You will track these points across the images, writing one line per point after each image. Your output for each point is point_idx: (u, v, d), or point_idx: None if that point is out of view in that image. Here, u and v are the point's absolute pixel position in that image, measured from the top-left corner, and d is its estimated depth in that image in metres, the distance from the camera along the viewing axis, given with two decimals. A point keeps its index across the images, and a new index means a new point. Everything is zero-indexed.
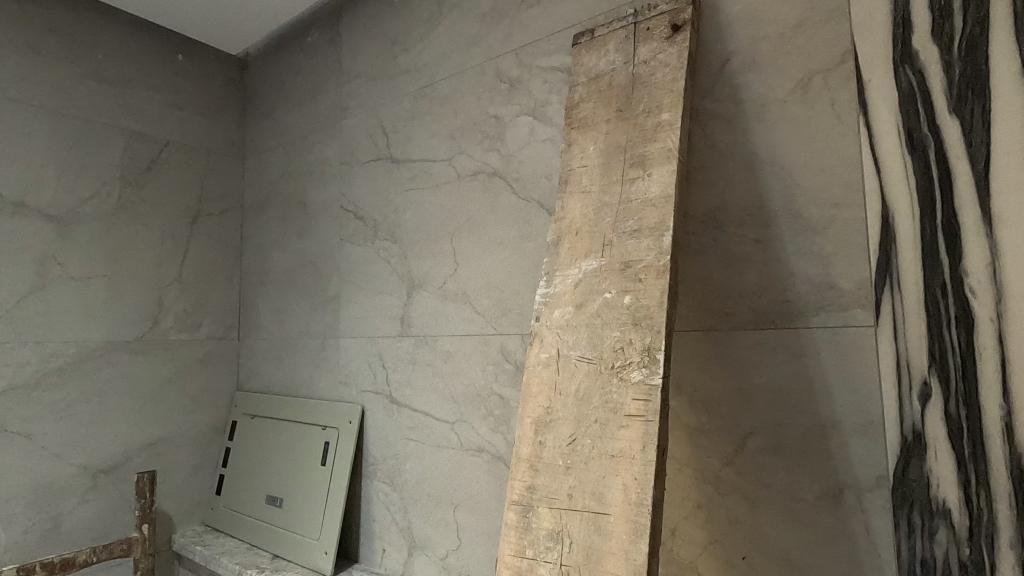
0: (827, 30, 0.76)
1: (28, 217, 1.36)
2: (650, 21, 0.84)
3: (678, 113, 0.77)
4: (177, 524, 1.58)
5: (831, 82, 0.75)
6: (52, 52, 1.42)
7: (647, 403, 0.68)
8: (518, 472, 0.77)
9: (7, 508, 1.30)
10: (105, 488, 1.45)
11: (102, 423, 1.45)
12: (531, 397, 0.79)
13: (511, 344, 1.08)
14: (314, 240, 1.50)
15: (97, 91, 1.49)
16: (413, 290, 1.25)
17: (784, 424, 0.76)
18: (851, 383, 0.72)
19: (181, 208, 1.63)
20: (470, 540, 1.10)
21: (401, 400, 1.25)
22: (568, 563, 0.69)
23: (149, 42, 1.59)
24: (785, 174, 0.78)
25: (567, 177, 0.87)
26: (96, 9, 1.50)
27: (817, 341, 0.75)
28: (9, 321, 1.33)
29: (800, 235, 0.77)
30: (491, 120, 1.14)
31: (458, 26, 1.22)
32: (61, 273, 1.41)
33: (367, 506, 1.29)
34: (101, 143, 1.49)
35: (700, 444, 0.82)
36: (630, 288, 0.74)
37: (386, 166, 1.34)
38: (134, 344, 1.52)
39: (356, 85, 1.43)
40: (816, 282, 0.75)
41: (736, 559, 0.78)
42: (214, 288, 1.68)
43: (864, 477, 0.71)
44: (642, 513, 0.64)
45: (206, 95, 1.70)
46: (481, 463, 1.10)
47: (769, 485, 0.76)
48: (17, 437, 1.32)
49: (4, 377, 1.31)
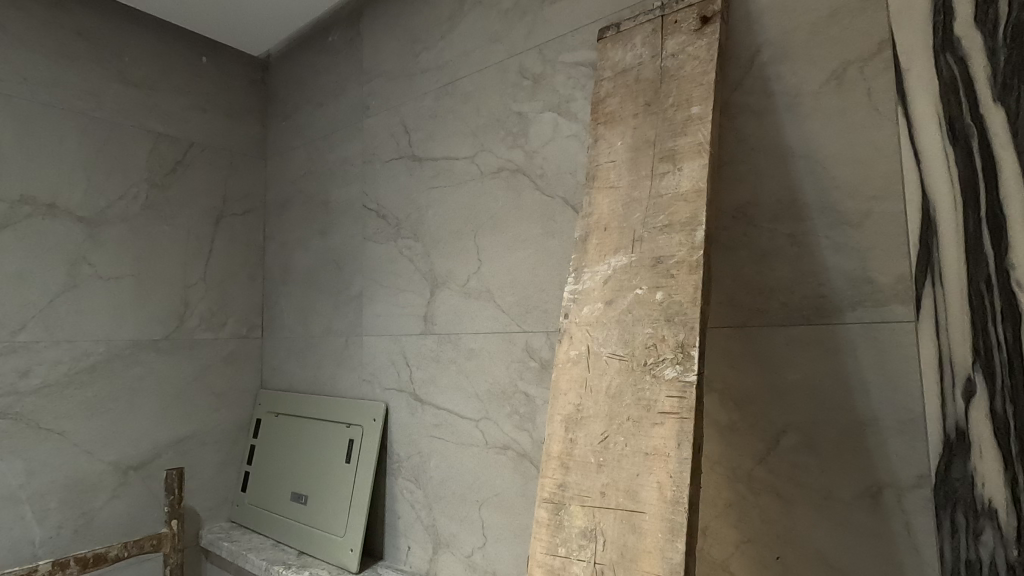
0: (863, 19, 0.74)
1: (59, 218, 1.39)
2: (678, 14, 0.83)
3: (709, 106, 0.76)
4: (204, 520, 1.60)
5: (867, 72, 0.74)
6: (80, 55, 1.44)
7: (681, 401, 0.67)
8: (548, 469, 0.77)
9: (41, 504, 1.33)
10: (134, 484, 1.47)
11: (131, 420, 1.48)
12: (561, 394, 0.79)
13: (537, 342, 1.07)
14: (337, 239, 1.51)
15: (124, 93, 1.51)
16: (436, 288, 1.26)
17: (820, 422, 0.75)
18: (889, 380, 0.71)
19: (206, 209, 1.65)
20: (496, 538, 1.09)
21: (425, 398, 1.26)
22: (602, 562, 0.68)
23: (173, 44, 1.61)
24: (819, 167, 0.77)
25: (594, 172, 0.86)
26: (122, 12, 1.52)
27: (854, 337, 0.73)
28: (42, 320, 1.35)
29: (834, 228, 0.75)
30: (515, 117, 1.14)
31: (480, 23, 1.21)
32: (92, 273, 1.43)
33: (391, 504, 1.30)
34: (128, 145, 1.51)
35: (732, 442, 0.81)
36: (662, 283, 0.73)
37: (408, 164, 1.34)
38: (161, 343, 1.54)
39: (378, 84, 1.44)
40: (852, 277, 0.74)
41: (770, 559, 0.77)
42: (238, 288, 1.70)
43: (904, 476, 0.69)
44: (679, 511, 0.63)
45: (229, 96, 1.72)
46: (506, 460, 1.10)
47: (803, 485, 0.75)
48: (50, 434, 1.35)
49: (38, 376, 1.34)
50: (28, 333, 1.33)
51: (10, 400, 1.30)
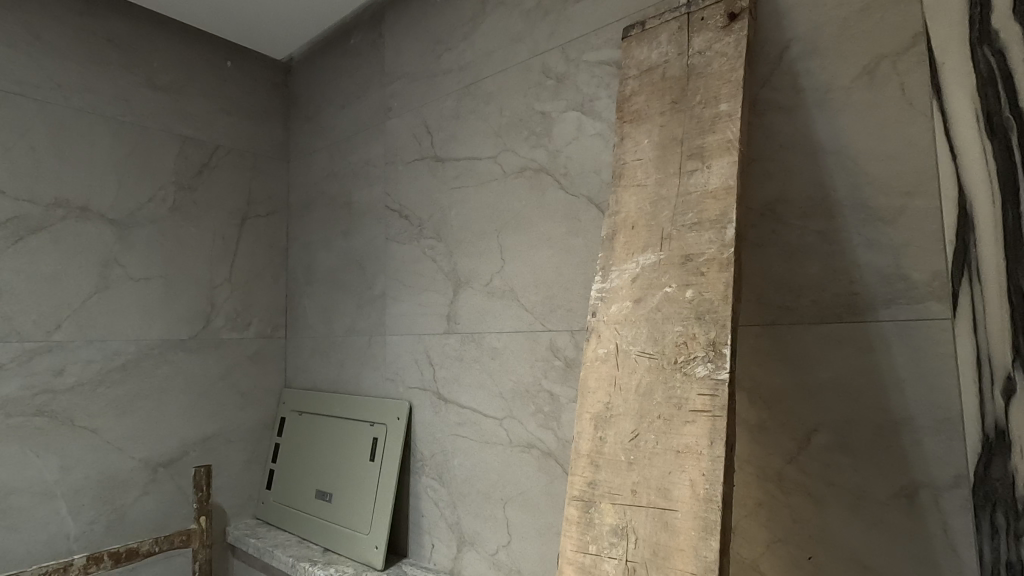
0: (895, 13, 0.73)
1: (91, 220, 1.42)
2: (704, 11, 0.83)
3: (738, 104, 0.75)
4: (231, 517, 1.63)
5: (900, 66, 0.73)
6: (111, 61, 1.48)
7: (713, 399, 0.67)
8: (578, 467, 0.77)
9: (76, 499, 1.36)
10: (164, 481, 1.50)
11: (160, 418, 1.51)
12: (589, 393, 0.79)
13: (562, 341, 1.07)
14: (360, 239, 1.53)
15: (153, 98, 1.54)
16: (459, 288, 1.26)
17: (853, 421, 0.74)
18: (925, 379, 0.70)
19: (232, 210, 1.68)
20: (520, 536, 1.10)
21: (448, 397, 1.26)
22: (634, 560, 0.68)
23: (199, 49, 1.64)
24: (851, 163, 0.76)
25: (621, 171, 0.86)
26: (150, 19, 1.55)
27: (888, 336, 0.72)
28: (76, 320, 1.39)
29: (866, 225, 0.75)
30: (538, 117, 1.14)
31: (503, 24, 1.22)
32: (122, 274, 1.46)
33: (415, 501, 1.31)
34: (156, 148, 1.54)
35: (762, 441, 0.81)
36: (692, 281, 0.73)
37: (431, 165, 1.35)
38: (189, 342, 1.57)
39: (400, 85, 1.45)
40: (885, 273, 0.73)
41: (802, 559, 0.76)
42: (263, 288, 1.73)
43: (941, 475, 0.68)
44: (712, 509, 0.63)
45: (253, 100, 1.75)
46: (531, 459, 1.10)
47: (836, 484, 0.74)
48: (84, 432, 1.38)
49: (72, 375, 1.37)
50: (62, 333, 1.37)
51: (46, 399, 1.33)
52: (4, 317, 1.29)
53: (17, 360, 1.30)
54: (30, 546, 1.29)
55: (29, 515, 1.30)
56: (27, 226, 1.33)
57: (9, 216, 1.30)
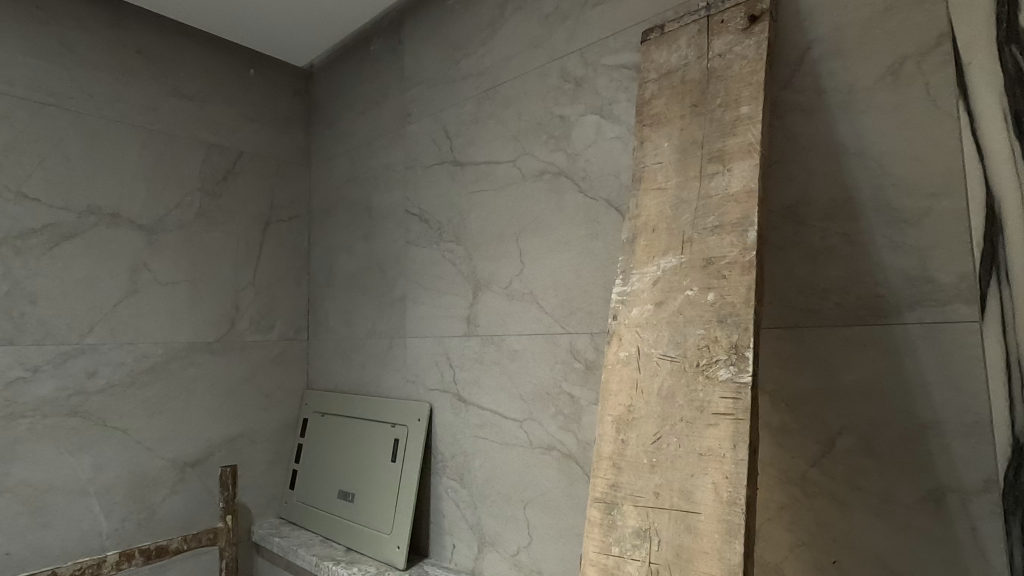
0: (920, 13, 0.73)
1: (121, 226, 1.46)
2: (725, 14, 0.83)
3: (759, 106, 0.75)
4: (255, 516, 1.66)
5: (926, 67, 0.72)
6: (140, 71, 1.52)
7: (736, 401, 0.67)
8: (600, 470, 0.78)
9: (108, 497, 1.40)
10: (191, 480, 1.54)
11: (187, 419, 1.54)
12: (611, 396, 0.79)
13: (582, 344, 1.08)
14: (381, 243, 1.55)
15: (179, 107, 1.58)
16: (479, 291, 1.28)
17: (878, 424, 0.73)
18: (952, 382, 0.69)
19: (255, 215, 1.72)
20: (541, 538, 1.10)
21: (468, 399, 1.28)
22: (657, 561, 0.68)
23: (223, 58, 1.68)
24: (875, 164, 0.75)
25: (641, 174, 0.87)
26: (177, 30, 1.59)
27: (914, 339, 0.72)
28: (107, 324, 1.43)
29: (890, 226, 0.74)
30: (557, 120, 1.15)
31: (521, 29, 1.23)
32: (151, 278, 1.50)
33: (436, 502, 1.33)
34: (183, 156, 1.58)
35: (785, 445, 0.80)
36: (714, 284, 0.73)
37: (450, 169, 1.37)
38: (214, 345, 1.61)
39: (419, 90, 1.47)
40: (910, 275, 0.72)
41: (826, 564, 0.76)
42: (285, 291, 1.76)
43: (969, 480, 0.67)
44: (736, 512, 0.63)
45: (275, 107, 1.78)
46: (552, 461, 1.10)
47: (861, 487, 0.74)
48: (115, 432, 1.42)
49: (104, 376, 1.41)
50: (94, 336, 1.41)
51: (80, 400, 1.37)
52: (40, 320, 1.33)
53: (52, 362, 1.34)
54: (65, 543, 1.33)
55: (64, 513, 1.34)
56: (61, 232, 1.37)
57: (44, 223, 1.35)
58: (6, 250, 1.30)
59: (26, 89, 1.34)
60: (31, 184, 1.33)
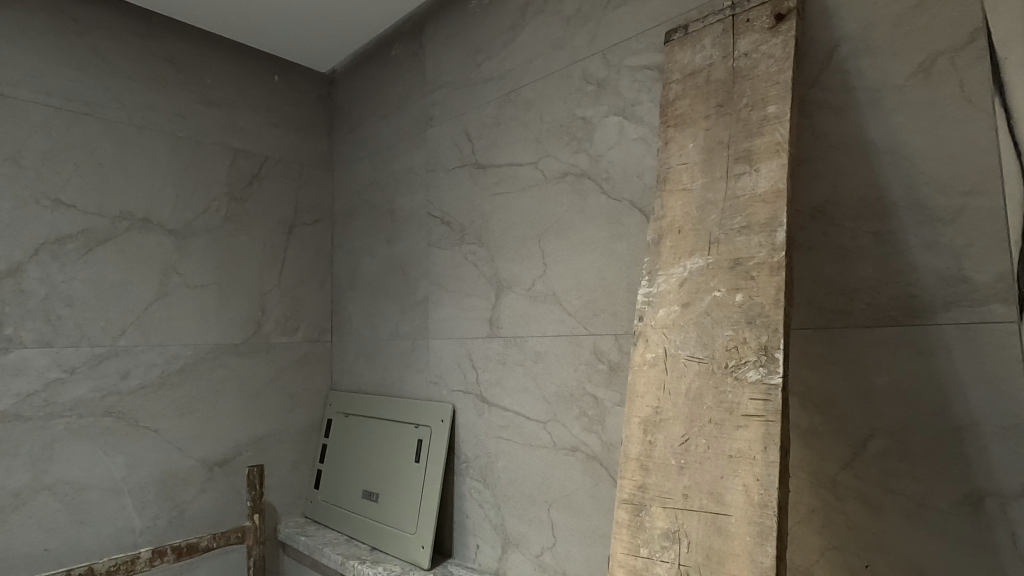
0: (952, 8, 0.72)
1: (152, 231, 1.50)
2: (750, 13, 0.82)
3: (787, 105, 0.75)
4: (281, 516, 1.69)
5: (959, 63, 0.71)
6: (169, 80, 1.55)
7: (766, 403, 0.66)
8: (628, 471, 0.77)
9: (140, 495, 1.44)
10: (219, 479, 1.57)
11: (215, 419, 1.57)
12: (638, 397, 0.79)
13: (605, 345, 1.08)
14: (404, 245, 1.56)
15: (207, 113, 1.62)
16: (501, 292, 1.28)
17: (911, 426, 0.72)
18: (989, 382, 0.67)
19: (280, 218, 1.75)
20: (565, 538, 1.11)
21: (491, 400, 1.28)
22: (687, 563, 0.68)
23: (248, 65, 1.71)
24: (906, 163, 0.74)
25: (666, 175, 0.86)
26: (204, 38, 1.62)
27: (948, 339, 0.70)
28: (139, 326, 1.46)
29: (923, 225, 0.73)
30: (579, 122, 1.15)
31: (542, 31, 1.23)
32: (181, 281, 1.54)
33: (459, 502, 1.34)
34: (211, 162, 1.61)
35: (815, 447, 0.79)
36: (742, 285, 0.72)
37: (472, 172, 1.38)
38: (241, 346, 1.64)
39: (441, 94, 1.48)
40: (945, 275, 0.71)
41: (858, 567, 0.75)
42: (309, 293, 1.79)
43: (1007, 483, 0.66)
44: (767, 514, 0.63)
45: (298, 112, 1.81)
46: (576, 461, 1.10)
47: (894, 490, 0.73)
48: (147, 432, 1.46)
49: (137, 377, 1.45)
50: (128, 338, 1.44)
51: (113, 400, 1.41)
52: (76, 323, 1.37)
53: (88, 364, 1.38)
54: (100, 540, 1.37)
55: (100, 510, 1.37)
56: (96, 238, 1.41)
57: (80, 229, 1.39)
58: (44, 255, 1.34)
59: (63, 98, 1.38)
60: (67, 191, 1.38)
